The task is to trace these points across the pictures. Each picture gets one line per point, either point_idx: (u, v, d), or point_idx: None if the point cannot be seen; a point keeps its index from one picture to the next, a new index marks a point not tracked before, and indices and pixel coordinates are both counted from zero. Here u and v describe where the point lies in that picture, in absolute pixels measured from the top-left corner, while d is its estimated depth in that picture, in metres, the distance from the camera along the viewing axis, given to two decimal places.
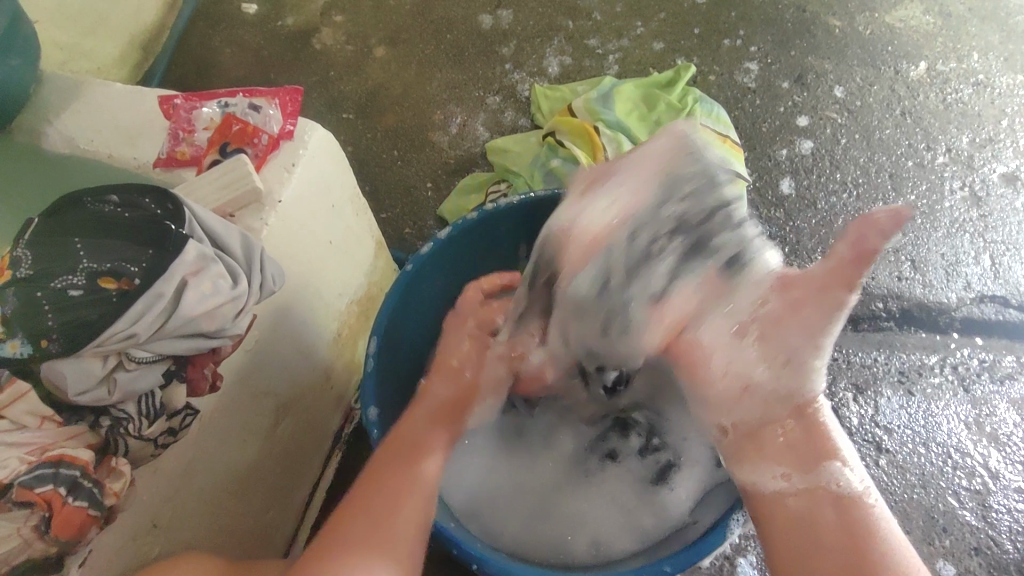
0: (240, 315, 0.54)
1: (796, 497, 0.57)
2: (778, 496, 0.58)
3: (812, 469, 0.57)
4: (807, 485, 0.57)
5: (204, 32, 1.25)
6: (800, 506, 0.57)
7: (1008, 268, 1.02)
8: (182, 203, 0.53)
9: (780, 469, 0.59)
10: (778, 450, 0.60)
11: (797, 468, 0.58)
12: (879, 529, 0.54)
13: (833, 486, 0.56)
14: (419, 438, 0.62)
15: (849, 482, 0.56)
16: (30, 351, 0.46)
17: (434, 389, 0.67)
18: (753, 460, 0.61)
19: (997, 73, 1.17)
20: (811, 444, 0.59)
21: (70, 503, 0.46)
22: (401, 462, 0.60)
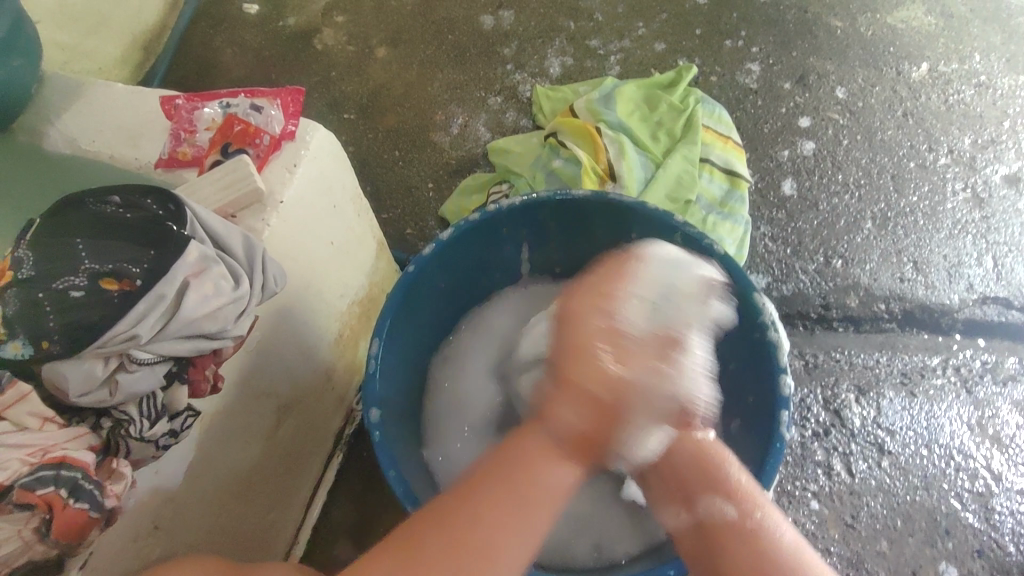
0: (242, 317, 0.53)
1: (691, 533, 0.57)
2: (683, 532, 0.59)
3: (694, 502, 0.58)
4: (693, 523, 0.57)
5: (205, 31, 1.25)
6: (697, 537, 0.57)
7: (1011, 269, 1.01)
8: (184, 204, 0.53)
9: (675, 505, 0.60)
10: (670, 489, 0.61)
11: (684, 504, 0.59)
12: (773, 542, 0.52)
13: (714, 518, 0.56)
14: (538, 475, 0.53)
15: (728, 509, 0.55)
16: (32, 352, 0.47)
17: (564, 423, 0.54)
18: (661, 504, 0.62)
19: (999, 74, 1.17)
20: (697, 473, 0.59)
21: (71, 507, 0.45)
22: (503, 498, 0.52)
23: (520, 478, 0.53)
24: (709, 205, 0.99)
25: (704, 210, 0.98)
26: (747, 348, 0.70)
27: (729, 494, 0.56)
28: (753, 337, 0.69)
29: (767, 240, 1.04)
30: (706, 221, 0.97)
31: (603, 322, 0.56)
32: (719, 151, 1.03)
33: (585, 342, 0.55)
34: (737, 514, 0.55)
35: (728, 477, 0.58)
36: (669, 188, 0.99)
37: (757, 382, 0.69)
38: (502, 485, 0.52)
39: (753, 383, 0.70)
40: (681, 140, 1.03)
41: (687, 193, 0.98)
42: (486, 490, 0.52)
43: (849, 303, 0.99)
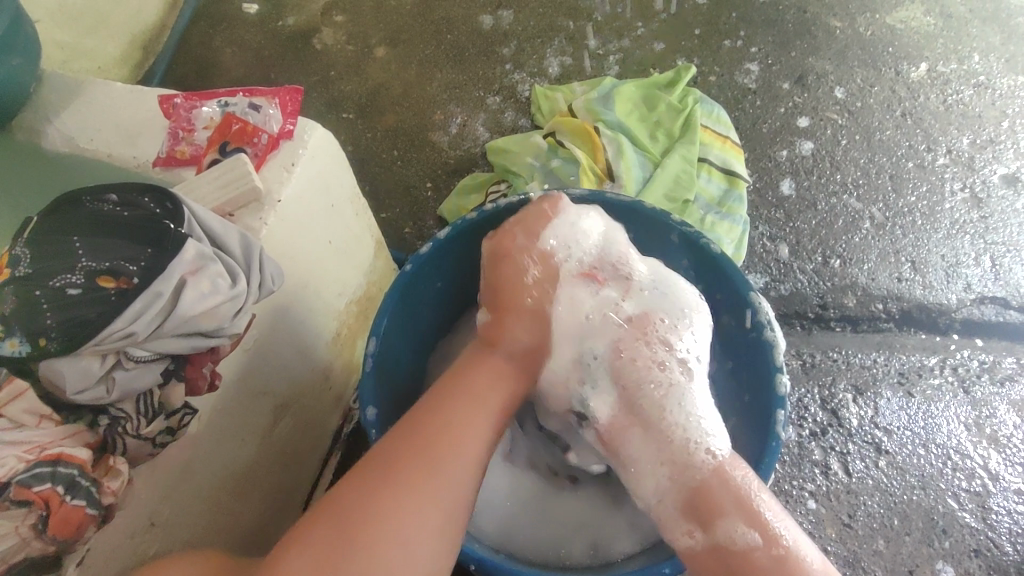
0: (239, 315, 0.54)
1: (708, 556, 0.55)
2: (695, 553, 0.57)
3: (713, 529, 0.55)
4: (711, 545, 0.55)
5: (205, 30, 1.25)
6: (713, 563, 0.55)
7: (1009, 269, 1.01)
8: (181, 203, 0.53)
9: (689, 526, 0.57)
10: (681, 507, 0.58)
11: (702, 525, 0.56)
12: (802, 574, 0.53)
13: (738, 545, 0.54)
14: (477, 385, 0.61)
15: (754, 536, 0.54)
16: (28, 350, 0.46)
17: (515, 332, 0.64)
18: (671, 521, 0.58)
19: (998, 74, 1.17)
20: (723, 501, 0.56)
21: (68, 503, 0.46)
22: (458, 408, 0.58)
23: (463, 392, 0.60)
24: (708, 205, 0.99)
25: (701, 210, 0.98)
26: (744, 348, 0.70)
27: (753, 517, 0.55)
28: (750, 336, 0.69)
29: (765, 240, 1.04)
30: (703, 220, 0.97)
31: (532, 250, 0.66)
32: (717, 151, 1.03)
33: (517, 272, 0.65)
34: (764, 540, 0.54)
35: (750, 496, 0.56)
36: (666, 187, 0.99)
37: (753, 384, 0.69)
38: (451, 394, 0.60)
39: (749, 384, 0.70)
40: (678, 139, 1.03)
41: (685, 192, 0.98)
42: (441, 401, 0.59)
43: (847, 303, 0.99)
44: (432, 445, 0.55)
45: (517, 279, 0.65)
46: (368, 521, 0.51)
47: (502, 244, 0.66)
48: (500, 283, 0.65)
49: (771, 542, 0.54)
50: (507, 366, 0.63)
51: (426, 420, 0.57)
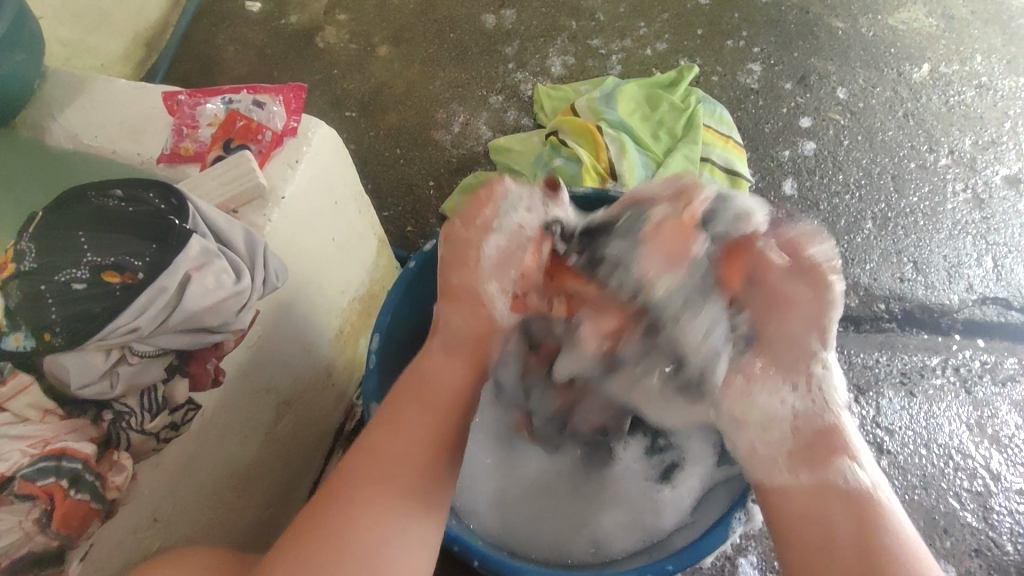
0: (244, 311, 0.53)
1: (809, 494, 0.52)
2: (792, 495, 0.53)
3: (820, 467, 0.53)
4: (816, 482, 0.52)
5: (208, 29, 1.25)
6: (813, 503, 0.51)
7: (1011, 270, 1.02)
8: (186, 199, 0.53)
9: (793, 467, 0.54)
10: (792, 449, 0.56)
11: (807, 465, 0.54)
12: (898, 526, 0.49)
13: (841, 482, 0.51)
14: (426, 381, 0.59)
15: (860, 477, 0.51)
16: (33, 345, 0.47)
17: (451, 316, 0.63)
18: (773, 462, 0.56)
19: (1001, 75, 1.17)
20: (824, 443, 0.54)
21: (72, 497, 0.46)
22: (394, 414, 0.56)
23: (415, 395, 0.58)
24: None
25: None
26: None
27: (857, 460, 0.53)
28: None
29: None
30: None
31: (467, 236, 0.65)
32: (720, 151, 1.03)
33: (466, 254, 0.64)
34: (867, 485, 0.51)
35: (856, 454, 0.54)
36: None
37: None
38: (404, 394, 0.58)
39: None
40: (682, 139, 1.03)
41: None
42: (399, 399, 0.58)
43: (849, 303, 0.99)
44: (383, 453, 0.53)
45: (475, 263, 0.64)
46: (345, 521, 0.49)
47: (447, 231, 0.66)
48: (450, 267, 0.65)
49: (868, 493, 0.51)
50: (450, 347, 0.62)
51: (380, 430, 0.55)
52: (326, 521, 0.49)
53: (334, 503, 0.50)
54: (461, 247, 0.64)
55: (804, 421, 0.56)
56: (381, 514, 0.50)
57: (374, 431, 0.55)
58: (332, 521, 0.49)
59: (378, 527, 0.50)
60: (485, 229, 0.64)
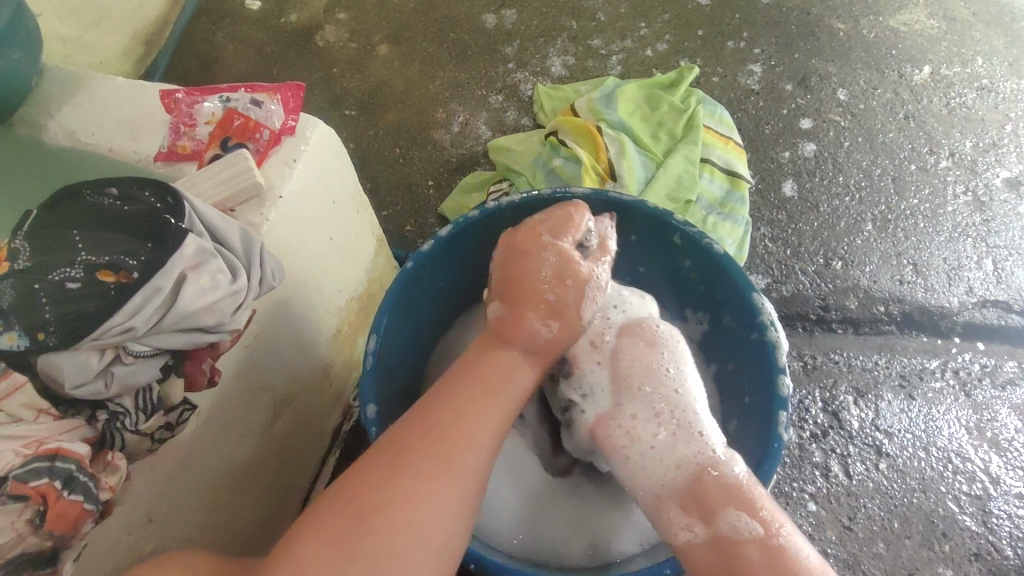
0: (240, 311, 0.53)
1: (710, 550, 0.54)
2: (695, 548, 0.55)
3: (715, 519, 0.54)
4: (714, 538, 0.54)
5: (207, 26, 1.25)
6: (712, 558, 0.53)
7: (1011, 273, 1.01)
8: (182, 198, 0.53)
9: (688, 520, 0.55)
10: (682, 504, 0.56)
11: (703, 517, 0.55)
12: (792, 561, 0.51)
13: (739, 535, 0.53)
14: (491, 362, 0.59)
15: (754, 526, 0.53)
16: (27, 344, 0.46)
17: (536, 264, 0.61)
18: (669, 518, 0.56)
19: (1002, 78, 1.17)
20: (719, 492, 0.55)
21: (65, 498, 0.45)
22: (454, 412, 0.54)
23: (482, 382, 0.57)
24: (709, 205, 0.99)
25: (703, 210, 0.98)
26: (746, 349, 0.70)
27: (754, 509, 0.54)
28: (752, 337, 0.68)
29: (766, 241, 1.04)
30: (705, 220, 0.97)
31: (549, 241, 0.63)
32: (720, 151, 1.03)
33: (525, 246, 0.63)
34: (763, 529, 0.52)
35: (748, 490, 0.55)
36: (668, 187, 0.98)
37: (754, 383, 0.68)
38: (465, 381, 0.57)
39: (750, 383, 0.69)
40: (682, 139, 1.03)
41: (687, 193, 0.98)
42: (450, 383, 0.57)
43: (848, 306, 0.99)
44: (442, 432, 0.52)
45: (544, 277, 0.61)
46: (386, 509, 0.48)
47: (523, 236, 0.63)
48: (537, 270, 0.61)
49: (767, 536, 0.52)
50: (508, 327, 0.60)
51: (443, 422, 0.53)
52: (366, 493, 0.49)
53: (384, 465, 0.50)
54: (551, 272, 0.61)
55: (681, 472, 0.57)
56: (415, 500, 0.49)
57: (416, 417, 0.54)
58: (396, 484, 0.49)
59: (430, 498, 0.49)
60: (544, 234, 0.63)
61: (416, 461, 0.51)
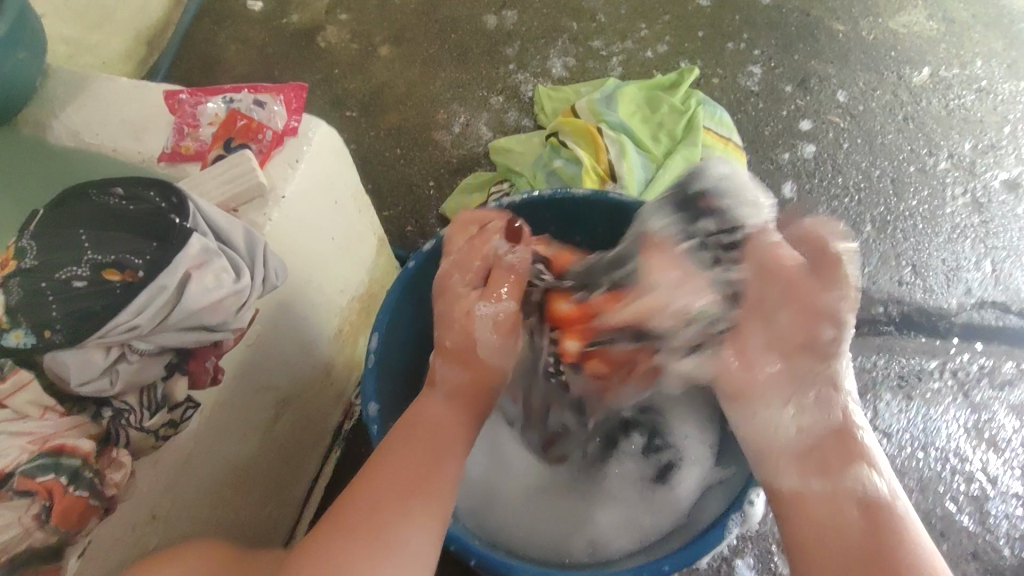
0: (244, 309, 0.53)
1: (823, 499, 0.55)
2: (807, 497, 0.56)
3: (837, 474, 0.55)
4: (830, 489, 0.55)
5: (210, 27, 1.25)
6: (827, 507, 0.54)
7: (1009, 274, 1.02)
8: (187, 198, 0.54)
9: (800, 472, 0.57)
10: (801, 454, 0.58)
11: (822, 472, 0.56)
12: (897, 526, 0.51)
13: (859, 490, 0.54)
14: (436, 425, 0.59)
15: (879, 485, 0.54)
16: (33, 342, 0.47)
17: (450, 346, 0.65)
18: (788, 468, 0.58)
19: (1001, 80, 1.17)
20: (839, 451, 0.57)
21: (70, 493, 0.46)
22: (410, 441, 0.57)
23: (427, 441, 0.57)
24: None
25: None
26: None
27: (876, 472, 0.55)
28: None
29: None
30: None
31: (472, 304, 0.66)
32: (719, 153, 1.03)
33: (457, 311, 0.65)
34: (886, 492, 0.54)
35: (872, 462, 0.56)
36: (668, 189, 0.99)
37: None
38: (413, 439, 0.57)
39: None
40: (682, 141, 1.03)
41: None
42: (400, 447, 0.56)
43: None
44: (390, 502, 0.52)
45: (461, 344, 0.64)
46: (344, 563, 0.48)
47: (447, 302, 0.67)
48: (449, 331, 0.65)
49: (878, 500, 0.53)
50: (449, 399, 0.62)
51: (398, 464, 0.54)
52: (347, 534, 0.49)
53: (368, 513, 0.51)
54: (460, 322, 0.65)
55: (812, 425, 0.59)
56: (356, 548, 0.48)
57: (368, 480, 0.54)
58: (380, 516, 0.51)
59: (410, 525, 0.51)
60: (476, 304, 0.65)
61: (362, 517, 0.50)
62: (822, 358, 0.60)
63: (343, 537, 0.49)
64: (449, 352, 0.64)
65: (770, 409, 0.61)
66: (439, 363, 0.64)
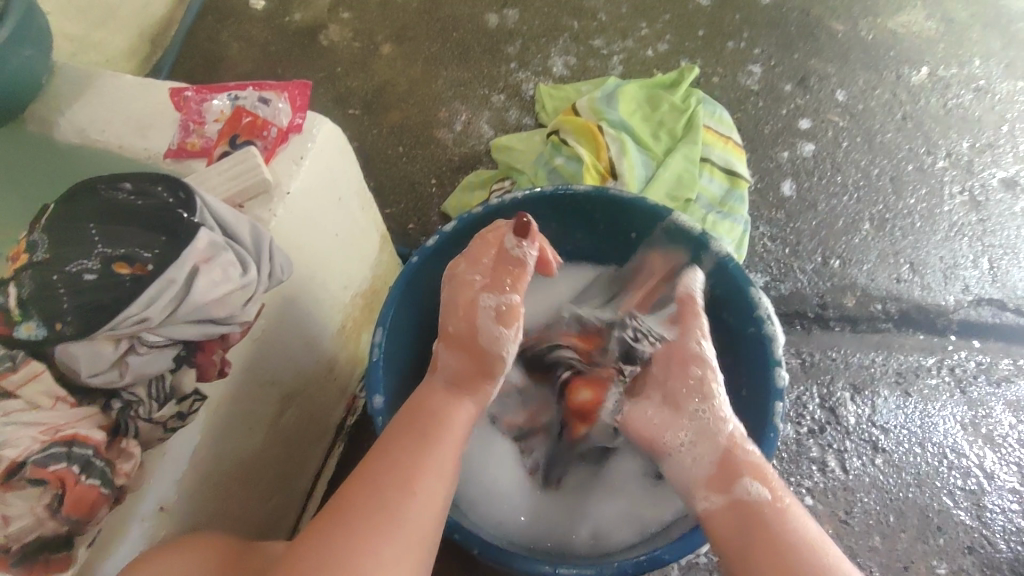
0: (250, 303, 0.54)
1: (727, 514, 0.55)
2: (717, 516, 0.55)
3: (728, 486, 0.56)
4: (729, 502, 0.55)
5: (213, 25, 1.26)
6: (731, 519, 0.54)
7: (1006, 272, 1.03)
8: (194, 193, 0.54)
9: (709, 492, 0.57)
10: (709, 474, 0.58)
11: (718, 487, 0.56)
12: (794, 525, 0.51)
13: (752, 498, 0.54)
14: (436, 412, 0.60)
15: (761, 489, 0.54)
16: (45, 334, 0.48)
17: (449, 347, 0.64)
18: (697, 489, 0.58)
19: (999, 79, 1.18)
20: (729, 465, 0.57)
21: (82, 482, 0.47)
22: (412, 437, 0.57)
23: (427, 427, 0.59)
24: (709, 204, 1.00)
25: (703, 209, 1.00)
26: (744, 342, 0.71)
27: (762, 478, 0.55)
28: (750, 330, 0.69)
29: (765, 240, 1.05)
30: (705, 219, 0.98)
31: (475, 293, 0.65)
32: (719, 151, 1.04)
33: (460, 300, 0.65)
34: (769, 494, 0.54)
35: (763, 468, 0.56)
36: (668, 187, 1.00)
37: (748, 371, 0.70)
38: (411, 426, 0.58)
39: (748, 374, 0.70)
40: (682, 139, 1.04)
41: (687, 191, 0.99)
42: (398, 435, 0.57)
43: (845, 303, 1.00)
44: (392, 481, 0.53)
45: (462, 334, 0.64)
46: (353, 538, 0.49)
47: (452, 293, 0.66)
48: (451, 319, 0.65)
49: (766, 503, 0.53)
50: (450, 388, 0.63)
51: (398, 448, 0.56)
52: (343, 529, 0.50)
53: (368, 506, 0.51)
54: (463, 309, 0.65)
55: (704, 449, 0.59)
56: (363, 525, 0.50)
57: (369, 464, 0.55)
58: (382, 509, 0.51)
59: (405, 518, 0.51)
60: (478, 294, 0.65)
61: (366, 497, 0.52)
62: (693, 388, 0.64)
63: (345, 533, 0.49)
64: (451, 340, 0.64)
65: (675, 445, 0.62)
66: (445, 351, 0.65)
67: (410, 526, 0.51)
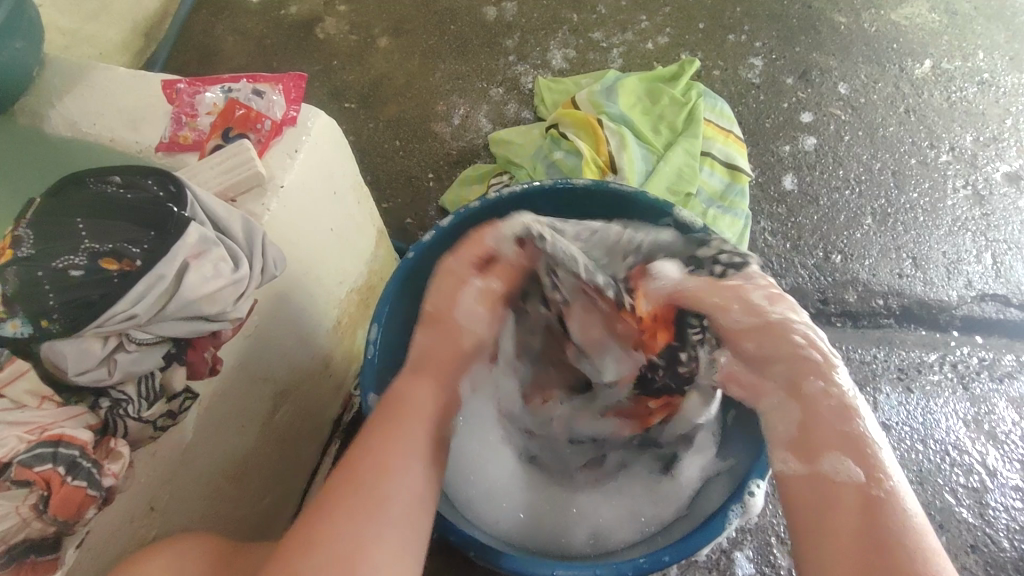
0: (243, 299, 0.53)
1: (805, 483, 0.53)
2: (796, 482, 0.54)
3: (817, 459, 0.53)
4: (811, 474, 0.53)
5: (207, 18, 1.24)
6: (813, 495, 0.52)
7: (1010, 267, 1.01)
8: (184, 186, 0.53)
9: (786, 456, 0.56)
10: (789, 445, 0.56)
11: (803, 459, 0.54)
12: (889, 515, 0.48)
13: (837, 477, 0.52)
14: (408, 394, 0.60)
15: (855, 471, 0.51)
16: (31, 331, 0.47)
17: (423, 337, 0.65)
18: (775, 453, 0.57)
19: (1003, 72, 1.17)
20: (824, 433, 0.54)
21: (69, 483, 0.46)
22: (393, 419, 0.57)
23: (402, 408, 0.58)
24: (710, 198, 0.99)
25: (704, 203, 0.98)
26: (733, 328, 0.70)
27: (858, 455, 0.52)
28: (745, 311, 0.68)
29: (766, 235, 1.04)
30: (705, 214, 0.97)
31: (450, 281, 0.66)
32: (720, 144, 1.03)
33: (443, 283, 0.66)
34: (865, 476, 0.51)
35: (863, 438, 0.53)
36: (668, 181, 0.98)
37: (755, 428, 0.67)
38: (388, 410, 0.58)
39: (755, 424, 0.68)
40: (682, 133, 1.03)
41: (687, 185, 0.98)
42: (376, 420, 0.57)
43: (847, 298, 0.99)
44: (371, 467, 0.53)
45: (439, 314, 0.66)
46: (338, 530, 0.50)
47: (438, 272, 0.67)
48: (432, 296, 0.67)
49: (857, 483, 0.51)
50: (421, 367, 0.63)
51: (377, 433, 0.56)
52: (326, 520, 0.50)
53: (349, 491, 0.52)
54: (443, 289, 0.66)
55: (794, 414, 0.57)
56: (346, 516, 0.50)
57: (349, 453, 0.55)
58: (362, 496, 0.52)
59: (384, 503, 0.52)
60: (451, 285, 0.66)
61: (349, 488, 0.52)
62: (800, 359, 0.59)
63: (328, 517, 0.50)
64: (428, 319, 0.66)
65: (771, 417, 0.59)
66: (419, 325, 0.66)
67: (395, 508, 0.52)
